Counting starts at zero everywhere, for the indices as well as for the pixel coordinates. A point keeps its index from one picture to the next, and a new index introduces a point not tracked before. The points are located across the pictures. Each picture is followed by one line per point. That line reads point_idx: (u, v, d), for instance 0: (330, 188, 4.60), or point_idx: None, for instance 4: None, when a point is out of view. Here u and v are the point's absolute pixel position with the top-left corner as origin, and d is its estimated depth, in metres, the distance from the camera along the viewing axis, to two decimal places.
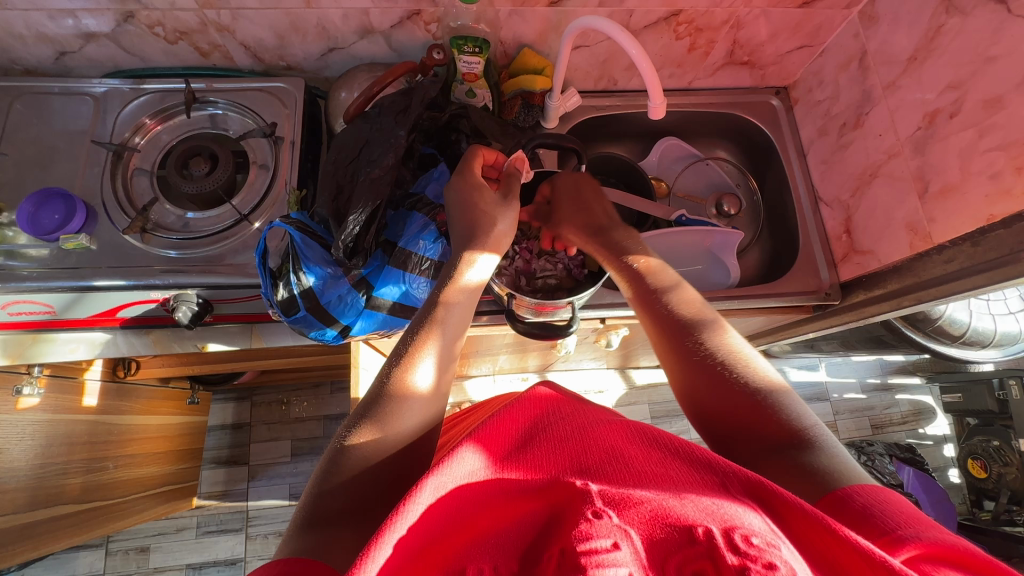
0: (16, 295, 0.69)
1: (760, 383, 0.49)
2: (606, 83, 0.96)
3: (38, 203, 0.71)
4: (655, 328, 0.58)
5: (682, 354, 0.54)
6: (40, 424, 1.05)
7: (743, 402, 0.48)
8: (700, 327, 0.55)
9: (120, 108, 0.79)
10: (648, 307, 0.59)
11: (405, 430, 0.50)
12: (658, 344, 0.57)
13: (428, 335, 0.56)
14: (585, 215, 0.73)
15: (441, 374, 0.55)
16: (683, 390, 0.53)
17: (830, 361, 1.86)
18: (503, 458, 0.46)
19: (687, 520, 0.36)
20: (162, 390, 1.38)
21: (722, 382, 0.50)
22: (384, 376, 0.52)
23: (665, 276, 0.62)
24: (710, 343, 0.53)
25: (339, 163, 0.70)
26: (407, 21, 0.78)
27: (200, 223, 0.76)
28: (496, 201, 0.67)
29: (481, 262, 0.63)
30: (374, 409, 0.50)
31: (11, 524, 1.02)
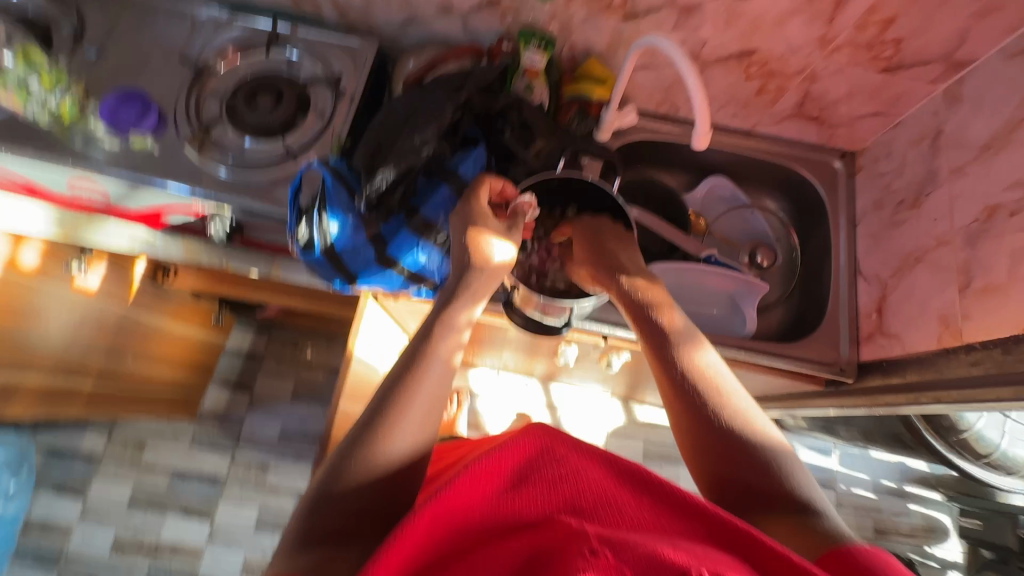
0: (81, 175, 0.76)
1: (769, 450, 0.54)
2: (668, 109, 0.96)
3: (121, 99, 0.78)
4: (669, 388, 0.59)
5: (693, 424, 0.56)
6: (81, 302, 1.14)
7: (751, 463, 0.53)
8: (713, 394, 0.57)
9: (211, 34, 0.85)
10: (660, 362, 0.60)
11: (407, 434, 0.54)
12: (667, 405, 0.59)
13: (432, 338, 0.59)
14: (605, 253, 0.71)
15: (445, 374, 0.58)
16: (691, 456, 0.56)
17: (846, 450, 1.78)
18: (490, 501, 0.49)
19: (676, 563, 0.38)
20: (191, 302, 1.46)
21: (730, 448, 0.54)
22: (393, 379, 0.57)
23: (682, 326, 0.63)
24: (724, 412, 0.56)
25: (387, 123, 0.73)
26: (485, 7, 0.81)
27: (253, 151, 0.81)
28: (499, 228, 0.67)
29: (499, 245, 0.65)
30: (374, 420, 0.54)
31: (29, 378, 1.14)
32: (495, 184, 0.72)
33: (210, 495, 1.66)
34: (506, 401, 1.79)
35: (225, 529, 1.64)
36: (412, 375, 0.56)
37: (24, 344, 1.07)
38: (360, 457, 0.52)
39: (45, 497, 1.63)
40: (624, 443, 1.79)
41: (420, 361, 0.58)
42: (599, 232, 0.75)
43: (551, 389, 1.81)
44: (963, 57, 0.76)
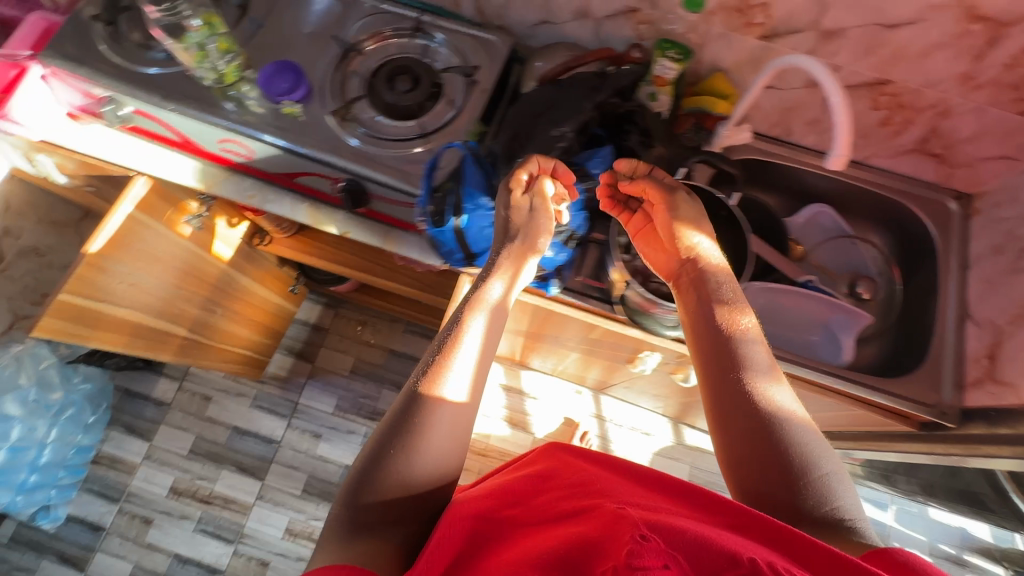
0: (228, 134, 0.84)
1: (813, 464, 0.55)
2: (780, 131, 0.97)
3: (277, 69, 0.85)
4: (719, 400, 0.60)
5: (741, 424, 0.58)
6: (187, 253, 1.20)
7: (794, 478, 0.54)
8: (768, 399, 0.58)
9: (357, 17, 0.91)
10: (715, 358, 0.62)
11: (443, 439, 0.54)
12: (715, 401, 0.61)
13: (471, 325, 0.61)
14: (683, 238, 0.70)
15: (480, 366, 0.60)
16: (734, 450, 0.58)
17: (902, 506, 1.73)
18: (513, 506, 0.55)
19: (728, 549, 0.42)
20: (275, 268, 1.56)
21: (776, 463, 0.55)
22: (424, 369, 0.58)
23: (746, 327, 0.63)
24: (778, 421, 0.57)
25: (524, 115, 0.76)
26: (621, 15, 0.84)
27: (385, 127, 0.86)
28: (529, 216, 0.69)
29: (542, 219, 0.69)
30: (406, 420, 0.54)
31: (134, 318, 1.13)
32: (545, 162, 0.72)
33: (265, 455, 1.74)
34: (555, 405, 1.81)
35: (273, 490, 1.70)
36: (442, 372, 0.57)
37: (133, 280, 1.08)
38: (392, 460, 0.53)
39: (116, 435, 1.73)
40: (670, 465, 1.77)
41: (453, 353, 0.59)
42: (673, 201, 0.71)
43: (602, 400, 1.81)
44: None
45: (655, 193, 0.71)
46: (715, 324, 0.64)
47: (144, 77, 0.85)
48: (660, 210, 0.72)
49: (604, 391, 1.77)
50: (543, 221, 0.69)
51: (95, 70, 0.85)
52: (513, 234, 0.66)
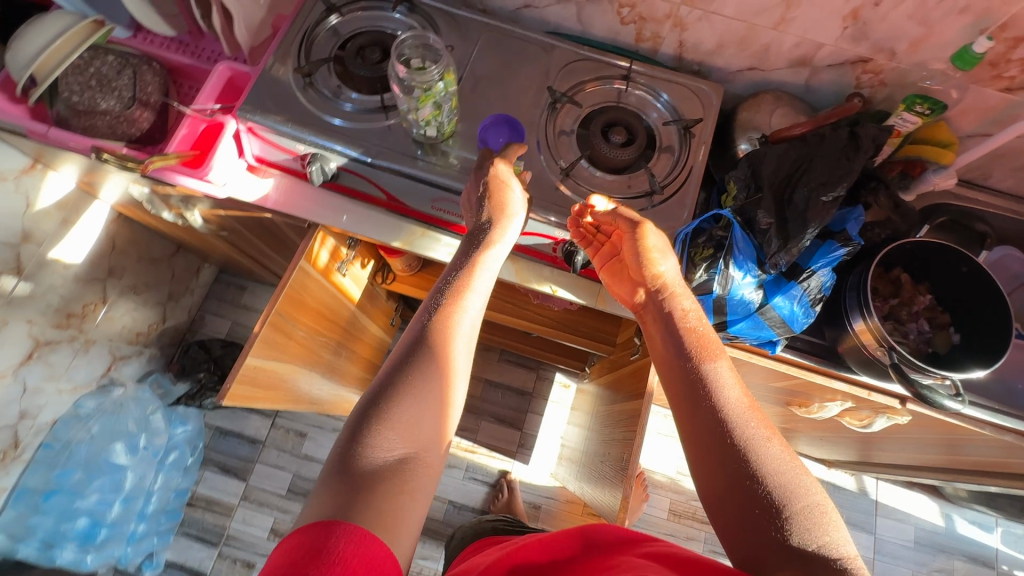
0: (448, 195, 0.82)
1: (792, 501, 0.49)
2: (978, 175, 0.95)
3: (490, 123, 0.81)
4: (688, 429, 0.57)
5: (700, 435, 0.55)
6: (333, 300, 1.16)
7: (766, 514, 0.49)
8: (736, 420, 0.55)
9: (559, 64, 0.87)
10: (682, 378, 0.60)
11: (431, 407, 0.58)
12: (682, 423, 0.58)
13: (458, 310, 0.65)
14: (647, 261, 0.70)
15: (467, 348, 0.64)
16: (697, 474, 0.55)
17: (1008, 529, 1.74)
18: None
19: None
20: (385, 304, 1.52)
21: (747, 497, 0.50)
22: (413, 346, 0.60)
23: (710, 346, 0.63)
24: (746, 449, 0.52)
25: (779, 175, 0.73)
26: (848, 64, 0.82)
27: (599, 180, 0.82)
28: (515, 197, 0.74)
29: (517, 204, 0.74)
30: (386, 400, 0.55)
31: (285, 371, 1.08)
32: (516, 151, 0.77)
33: None
34: (658, 433, 1.78)
35: None
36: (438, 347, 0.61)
37: (291, 334, 1.04)
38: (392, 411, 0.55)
39: (210, 476, 1.67)
40: None
41: (450, 334, 0.63)
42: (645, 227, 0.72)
43: None
44: None
45: (621, 222, 0.72)
46: (681, 344, 0.63)
47: (335, 130, 0.81)
48: (626, 240, 0.72)
49: None
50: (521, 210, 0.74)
51: (295, 123, 0.80)
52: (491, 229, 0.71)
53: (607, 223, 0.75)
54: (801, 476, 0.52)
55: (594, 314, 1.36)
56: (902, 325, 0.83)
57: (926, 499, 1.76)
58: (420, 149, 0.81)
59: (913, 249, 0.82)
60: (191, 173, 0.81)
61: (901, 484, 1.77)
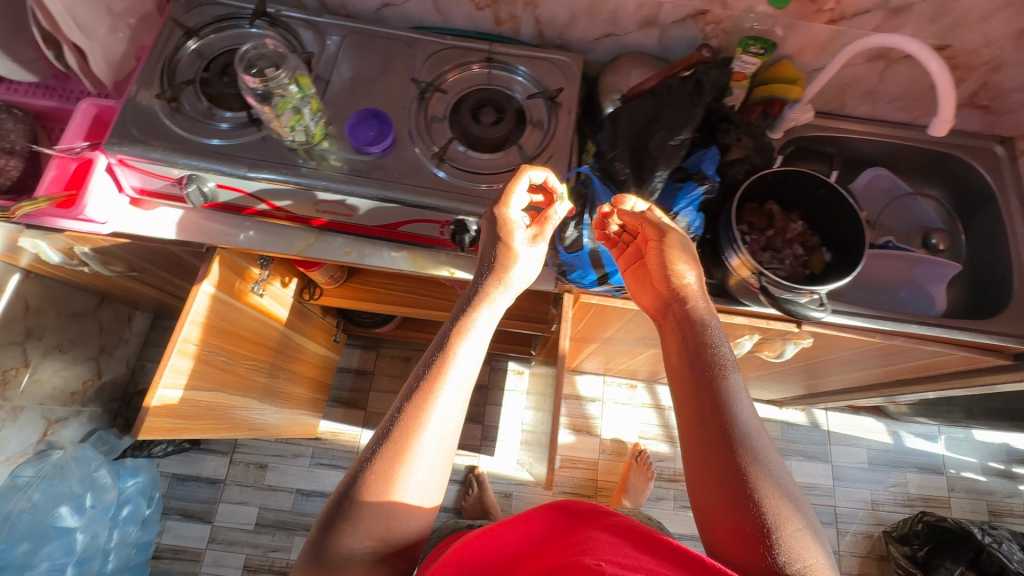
0: (327, 195, 0.82)
1: (793, 536, 0.48)
2: (834, 106, 1.01)
3: (360, 119, 0.84)
4: (697, 452, 0.54)
5: (707, 452, 0.53)
6: (256, 322, 1.17)
7: (764, 554, 0.47)
8: (745, 442, 0.53)
9: (423, 55, 0.89)
10: (694, 385, 0.57)
11: (406, 489, 0.54)
12: (693, 441, 0.55)
13: (448, 376, 0.57)
14: (671, 267, 0.66)
15: (449, 415, 0.57)
16: (698, 492, 0.53)
17: (951, 435, 1.85)
18: None
19: None
20: (322, 320, 1.53)
21: (749, 534, 0.48)
22: (394, 416, 0.55)
23: (727, 360, 0.59)
24: (754, 484, 0.50)
25: (632, 128, 0.77)
26: (690, 19, 0.87)
27: (478, 163, 0.85)
28: (525, 239, 0.71)
29: (535, 250, 0.71)
30: (366, 485, 0.52)
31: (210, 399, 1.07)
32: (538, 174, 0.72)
33: None
34: (615, 402, 1.83)
35: None
36: (408, 424, 0.54)
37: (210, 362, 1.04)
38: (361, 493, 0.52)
39: (174, 524, 1.64)
40: None
41: (425, 405, 0.55)
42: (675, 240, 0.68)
43: (656, 390, 1.86)
44: None
45: (648, 227, 0.68)
46: (699, 363, 0.59)
47: (214, 150, 0.82)
48: (652, 243, 0.68)
49: (660, 381, 1.80)
50: (534, 251, 0.71)
51: (167, 149, 0.81)
52: (491, 281, 0.66)
53: (636, 233, 0.71)
54: (800, 506, 0.50)
55: (522, 296, 1.38)
56: (778, 252, 0.88)
57: (873, 421, 1.86)
58: (297, 157, 0.82)
59: (779, 176, 0.86)
60: (66, 214, 0.81)
61: (848, 410, 1.86)
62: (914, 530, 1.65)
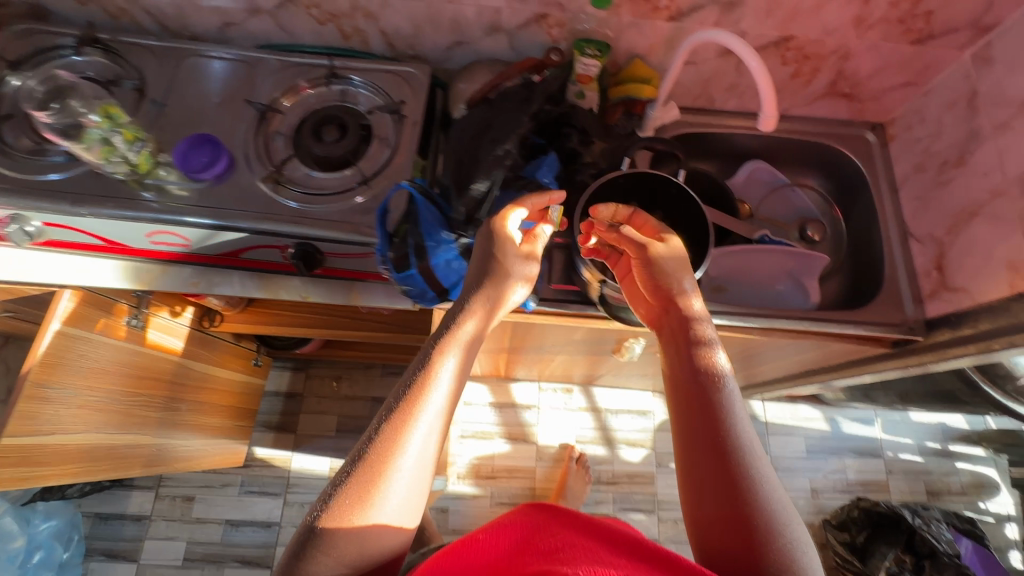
0: (158, 225, 0.78)
1: (778, 535, 0.47)
2: (704, 102, 1.00)
3: (191, 145, 0.80)
4: (687, 452, 0.54)
5: (703, 459, 0.52)
6: (137, 356, 1.13)
7: (752, 557, 0.46)
8: (741, 448, 0.52)
9: (264, 74, 0.87)
10: (689, 391, 0.56)
11: (385, 511, 0.47)
12: (682, 440, 0.55)
13: (431, 393, 0.52)
14: (664, 279, 0.66)
15: (434, 432, 0.51)
16: (690, 499, 0.52)
17: (887, 418, 1.85)
18: None
19: None
20: (233, 346, 1.49)
21: (736, 535, 0.48)
22: (371, 435, 0.50)
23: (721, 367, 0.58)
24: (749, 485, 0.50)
25: (463, 140, 0.76)
26: (533, 23, 0.85)
27: (324, 183, 0.82)
28: (517, 255, 0.65)
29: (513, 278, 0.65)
30: (342, 507, 0.46)
31: (84, 441, 1.03)
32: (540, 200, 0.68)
33: (267, 541, 1.63)
34: (551, 408, 1.81)
35: None
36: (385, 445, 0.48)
37: (78, 402, 1.00)
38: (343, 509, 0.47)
39: (97, 565, 1.59)
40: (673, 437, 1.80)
41: (406, 426, 0.50)
42: (667, 254, 0.67)
43: (592, 392, 1.84)
44: (990, 22, 0.79)
45: (629, 244, 0.68)
46: (693, 365, 0.58)
47: (52, 186, 0.77)
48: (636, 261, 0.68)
49: (593, 383, 1.78)
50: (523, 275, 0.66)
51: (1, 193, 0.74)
52: (473, 297, 0.61)
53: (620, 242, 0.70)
54: (784, 508, 0.49)
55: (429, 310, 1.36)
56: None
57: (810, 408, 1.85)
58: (140, 190, 0.79)
59: (632, 179, 0.82)
60: None
61: (784, 399, 1.86)
62: (851, 516, 1.64)
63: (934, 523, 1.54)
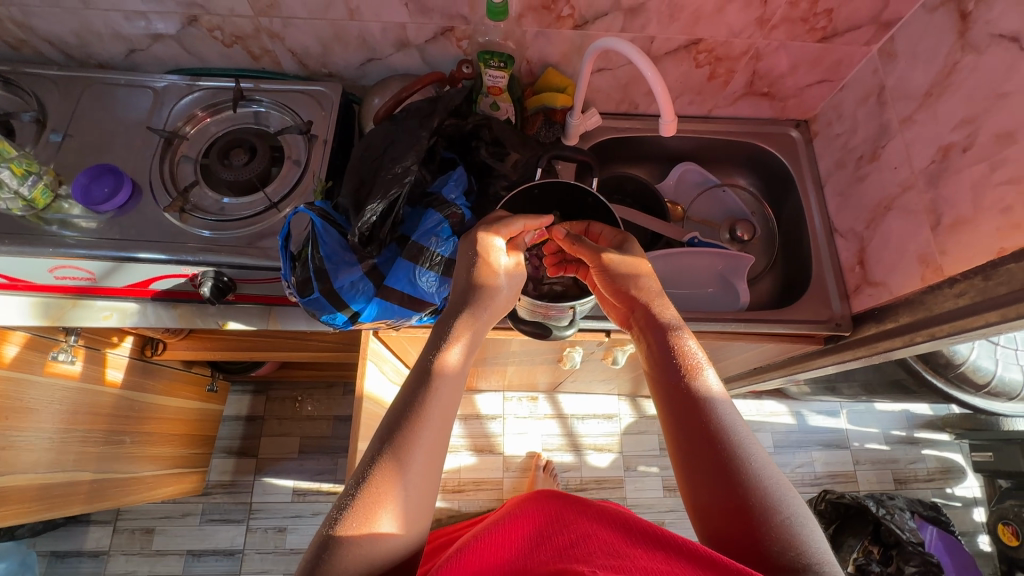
0: (64, 260, 0.75)
1: (772, 503, 0.46)
2: (627, 107, 1.00)
3: (92, 177, 0.78)
4: (676, 439, 0.53)
5: (689, 452, 0.51)
6: (70, 392, 1.10)
7: (749, 526, 0.46)
8: (725, 432, 0.51)
9: (172, 101, 0.88)
10: (666, 381, 0.56)
11: (404, 506, 0.44)
12: (670, 429, 0.54)
13: (438, 379, 0.50)
14: (622, 281, 0.64)
15: (435, 446, 0.47)
16: (687, 493, 0.51)
17: (852, 408, 1.86)
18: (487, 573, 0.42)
19: None
20: (184, 373, 1.45)
21: (733, 508, 0.47)
22: (384, 434, 0.46)
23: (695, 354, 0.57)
24: (737, 459, 0.49)
25: (365, 159, 0.76)
26: (440, 36, 0.84)
27: (234, 208, 0.81)
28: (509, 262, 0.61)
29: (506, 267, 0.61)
30: (366, 508, 0.43)
31: (12, 483, 1.00)
32: (531, 223, 0.65)
33: (229, 570, 1.59)
34: (517, 417, 1.80)
35: None
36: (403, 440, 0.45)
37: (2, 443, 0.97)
38: (345, 542, 0.41)
39: None
40: (641, 440, 1.78)
41: (418, 417, 0.47)
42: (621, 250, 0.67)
43: (557, 399, 1.83)
44: (891, 17, 0.80)
45: (583, 253, 0.67)
46: (666, 352, 0.58)
47: None
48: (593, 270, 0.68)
49: (557, 390, 1.77)
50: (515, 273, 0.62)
51: None
52: (477, 289, 0.57)
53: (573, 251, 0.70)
54: (774, 476, 0.48)
55: None
56: None
57: (776, 403, 1.85)
58: (53, 225, 0.78)
59: (544, 187, 0.78)
60: None
61: (750, 395, 1.85)
62: (817, 509, 1.55)
63: (897, 513, 1.48)
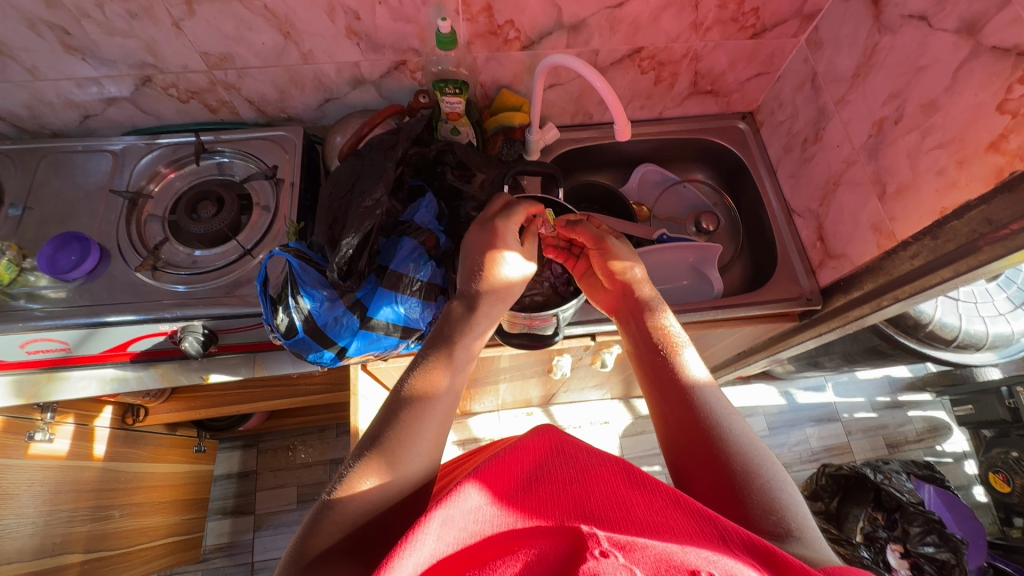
0: (32, 334, 0.73)
1: (756, 471, 0.48)
2: (582, 117, 1.04)
3: (57, 246, 0.77)
4: (661, 410, 0.56)
5: (673, 424, 0.54)
6: (49, 470, 1.06)
7: (732, 487, 0.47)
8: (708, 405, 0.54)
9: (132, 161, 0.88)
10: (651, 362, 0.60)
11: (407, 462, 0.47)
12: (656, 403, 0.57)
13: (440, 360, 0.55)
14: (617, 265, 0.69)
15: (438, 432, 0.50)
16: (674, 464, 0.53)
17: (837, 381, 1.91)
18: (507, 496, 0.42)
19: (689, 566, 0.33)
20: (168, 437, 1.41)
21: (717, 472, 0.49)
22: (394, 402, 0.51)
23: (679, 339, 0.61)
24: (717, 427, 0.51)
25: (336, 194, 0.77)
26: (394, 71, 0.86)
27: (207, 260, 0.81)
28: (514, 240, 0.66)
29: (510, 260, 0.64)
30: (374, 458, 0.46)
31: None
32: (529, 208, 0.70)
33: None
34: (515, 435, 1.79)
35: None
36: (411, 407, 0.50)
37: None
38: (345, 501, 0.44)
39: None
40: (640, 441, 1.80)
41: (425, 390, 0.52)
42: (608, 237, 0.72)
43: (552, 411, 1.83)
44: (812, 9, 0.86)
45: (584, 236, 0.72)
46: (654, 337, 0.62)
47: None
48: (592, 250, 0.72)
49: (551, 402, 1.77)
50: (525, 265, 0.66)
51: None
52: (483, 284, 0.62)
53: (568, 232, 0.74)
54: (759, 450, 0.50)
55: None
56: (540, 275, 0.87)
57: (764, 386, 1.90)
58: (21, 298, 0.76)
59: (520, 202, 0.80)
60: None
61: (739, 381, 1.89)
62: (819, 484, 1.56)
63: (895, 475, 1.49)
